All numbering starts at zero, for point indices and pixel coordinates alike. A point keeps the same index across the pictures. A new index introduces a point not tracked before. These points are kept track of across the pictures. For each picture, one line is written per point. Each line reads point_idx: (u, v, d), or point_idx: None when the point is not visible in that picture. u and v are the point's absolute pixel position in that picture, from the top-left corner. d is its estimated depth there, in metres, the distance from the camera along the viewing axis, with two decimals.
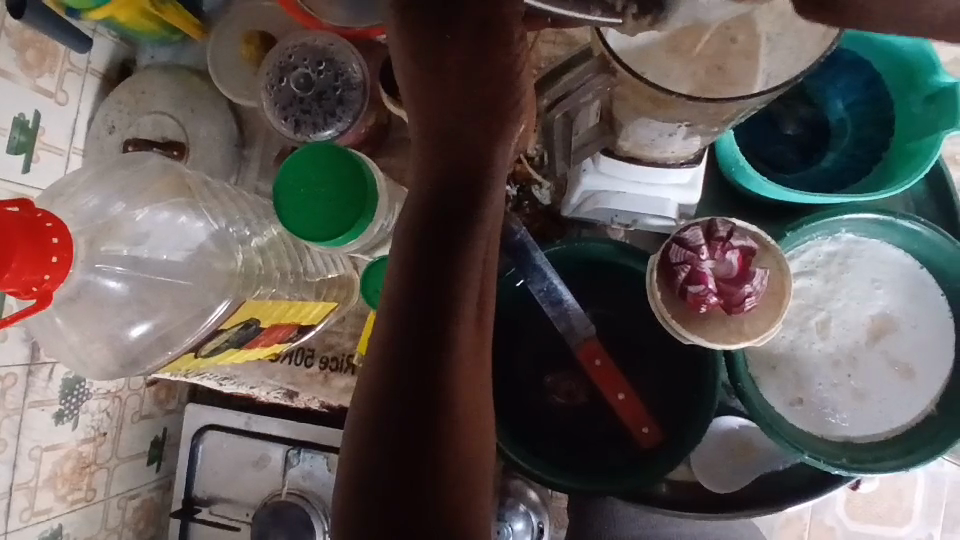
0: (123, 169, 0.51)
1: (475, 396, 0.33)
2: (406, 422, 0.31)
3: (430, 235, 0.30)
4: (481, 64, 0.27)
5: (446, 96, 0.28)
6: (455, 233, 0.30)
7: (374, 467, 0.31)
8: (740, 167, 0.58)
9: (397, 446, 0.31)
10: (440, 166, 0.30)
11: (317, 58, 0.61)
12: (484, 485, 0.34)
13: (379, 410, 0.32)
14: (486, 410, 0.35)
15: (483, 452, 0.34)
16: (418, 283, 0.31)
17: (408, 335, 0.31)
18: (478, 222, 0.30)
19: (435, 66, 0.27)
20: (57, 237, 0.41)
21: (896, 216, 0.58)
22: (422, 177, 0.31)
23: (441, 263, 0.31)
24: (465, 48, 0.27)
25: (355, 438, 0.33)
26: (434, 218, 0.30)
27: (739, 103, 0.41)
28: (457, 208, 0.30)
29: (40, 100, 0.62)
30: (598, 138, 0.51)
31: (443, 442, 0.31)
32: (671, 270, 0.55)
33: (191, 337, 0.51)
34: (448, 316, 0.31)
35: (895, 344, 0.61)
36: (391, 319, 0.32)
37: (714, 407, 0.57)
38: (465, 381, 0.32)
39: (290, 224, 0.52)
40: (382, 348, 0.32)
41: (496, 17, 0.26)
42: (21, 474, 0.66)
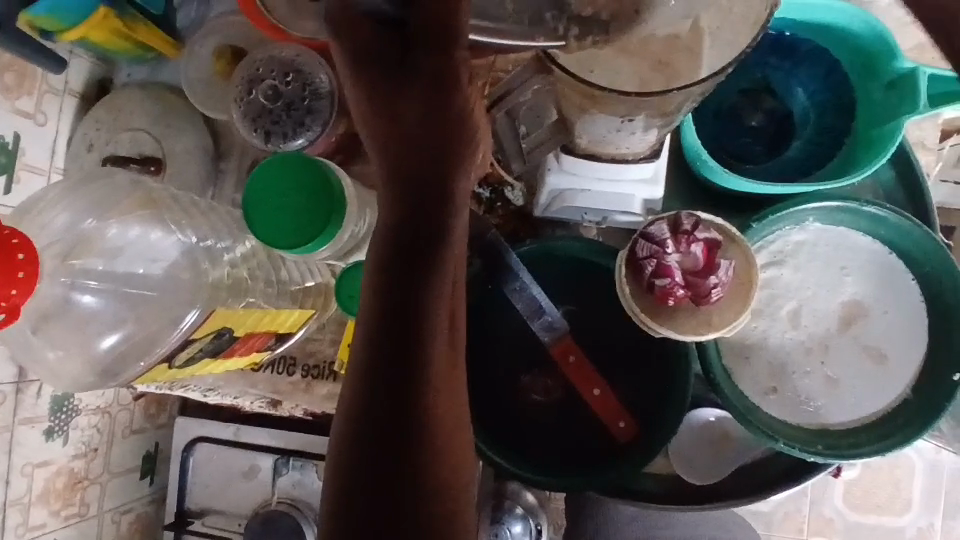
0: (94, 184, 0.52)
1: (450, 404, 0.37)
2: (384, 436, 0.36)
3: (399, 262, 0.34)
4: (439, 106, 0.32)
5: (404, 134, 0.33)
6: (422, 258, 0.34)
7: (357, 476, 0.36)
8: (702, 161, 0.58)
9: (377, 457, 0.36)
10: (401, 192, 0.34)
11: (284, 70, 0.62)
12: (462, 479, 0.38)
13: (361, 411, 0.36)
14: (464, 414, 0.39)
15: (461, 460, 0.38)
16: (390, 306, 0.34)
17: (383, 356, 0.35)
18: (443, 248, 0.34)
19: (393, 104, 0.33)
20: (23, 252, 0.42)
21: (861, 204, 0.58)
22: (388, 201, 0.35)
23: (410, 286, 0.34)
24: (421, 95, 0.32)
25: (338, 449, 0.37)
26: (403, 240, 0.34)
27: (681, 94, 0.41)
28: (422, 233, 0.34)
29: (19, 121, 0.63)
30: (553, 136, 0.52)
31: (418, 455, 0.35)
32: (638, 265, 0.56)
33: (164, 347, 0.51)
34: (421, 340, 0.35)
35: (866, 329, 0.61)
36: (368, 335, 0.35)
37: (687, 399, 0.59)
38: (440, 397, 0.36)
39: (258, 233, 0.53)
40: (360, 366, 0.36)
41: (447, 68, 0.31)
42: (14, 490, 0.67)
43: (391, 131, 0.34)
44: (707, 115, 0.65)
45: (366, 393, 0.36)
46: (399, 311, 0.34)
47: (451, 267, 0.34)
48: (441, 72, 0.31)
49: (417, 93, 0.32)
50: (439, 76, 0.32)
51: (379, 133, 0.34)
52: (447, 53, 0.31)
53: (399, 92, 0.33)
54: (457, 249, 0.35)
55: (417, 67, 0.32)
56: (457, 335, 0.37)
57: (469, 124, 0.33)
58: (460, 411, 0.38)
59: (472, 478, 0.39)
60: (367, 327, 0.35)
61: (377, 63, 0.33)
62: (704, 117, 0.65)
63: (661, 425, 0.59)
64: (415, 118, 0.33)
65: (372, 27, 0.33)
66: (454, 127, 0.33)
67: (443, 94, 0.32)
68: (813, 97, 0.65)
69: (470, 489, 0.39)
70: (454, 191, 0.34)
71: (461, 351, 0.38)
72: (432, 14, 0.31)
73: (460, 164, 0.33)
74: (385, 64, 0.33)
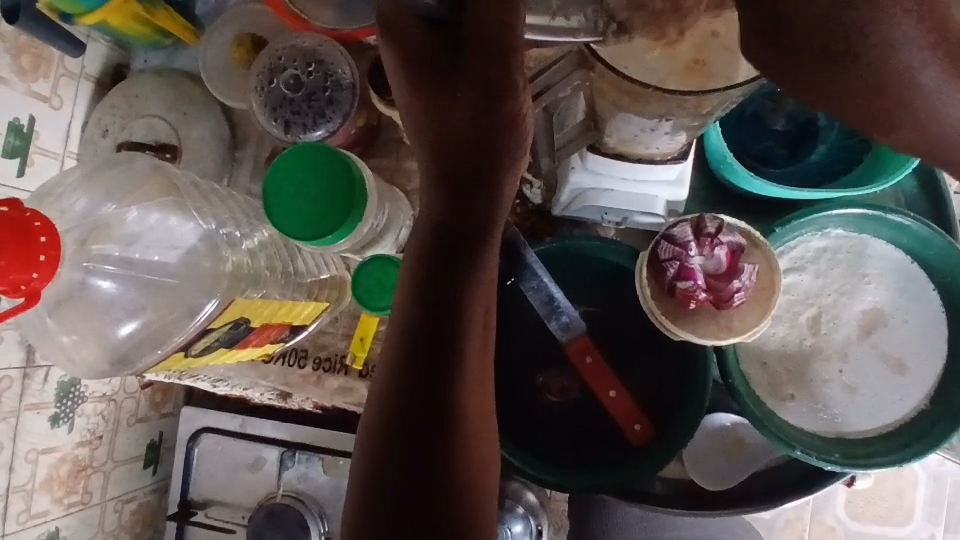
0: (113, 170, 0.52)
1: (480, 402, 0.38)
2: (418, 433, 0.36)
3: (438, 262, 0.35)
4: (488, 113, 0.31)
5: (450, 136, 0.33)
6: (462, 260, 0.35)
7: (389, 473, 0.36)
8: (727, 163, 0.58)
9: (410, 457, 0.36)
10: (443, 195, 0.34)
11: (306, 60, 0.62)
12: (488, 477, 0.39)
13: (394, 407, 0.36)
14: (489, 413, 0.40)
15: (488, 458, 0.39)
16: (429, 305, 0.35)
17: (420, 355, 0.36)
18: (482, 249, 0.35)
19: (441, 107, 0.32)
20: (45, 236, 0.41)
21: (885, 211, 0.58)
22: (429, 201, 0.35)
23: (450, 285, 0.35)
24: (472, 103, 0.31)
25: (369, 445, 0.37)
26: (445, 241, 0.35)
27: (719, 96, 0.41)
28: (464, 236, 0.35)
29: (35, 104, 0.63)
30: (582, 136, 0.51)
31: (450, 457, 0.36)
32: (660, 267, 0.55)
33: (180, 336, 0.50)
34: (457, 339, 0.36)
35: (886, 338, 0.61)
36: (404, 331, 0.36)
37: (704, 405, 0.58)
38: (471, 395, 0.37)
39: (279, 224, 0.52)
40: (394, 363, 0.37)
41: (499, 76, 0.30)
42: (18, 476, 0.66)
43: (437, 134, 0.33)
44: (730, 119, 0.65)
45: (401, 390, 0.36)
46: (437, 308, 0.35)
47: (487, 268, 0.36)
48: (493, 80, 0.30)
49: (468, 101, 0.31)
50: (493, 84, 0.30)
51: (423, 134, 0.34)
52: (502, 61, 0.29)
53: (450, 95, 0.32)
54: (493, 251, 0.36)
55: (468, 72, 0.31)
56: (488, 334, 0.38)
57: (515, 132, 0.32)
58: (487, 410, 0.39)
59: (496, 476, 0.40)
60: (403, 323, 0.36)
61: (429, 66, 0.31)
62: (728, 119, 0.65)
63: (677, 426, 0.59)
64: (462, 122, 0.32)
65: (422, 31, 0.32)
66: (502, 134, 0.32)
67: (496, 101, 0.31)
68: None
69: (493, 492, 0.39)
70: (498, 196, 0.34)
71: (490, 350, 0.40)
72: (489, 22, 0.29)
73: (505, 170, 0.33)
74: (437, 65, 0.32)
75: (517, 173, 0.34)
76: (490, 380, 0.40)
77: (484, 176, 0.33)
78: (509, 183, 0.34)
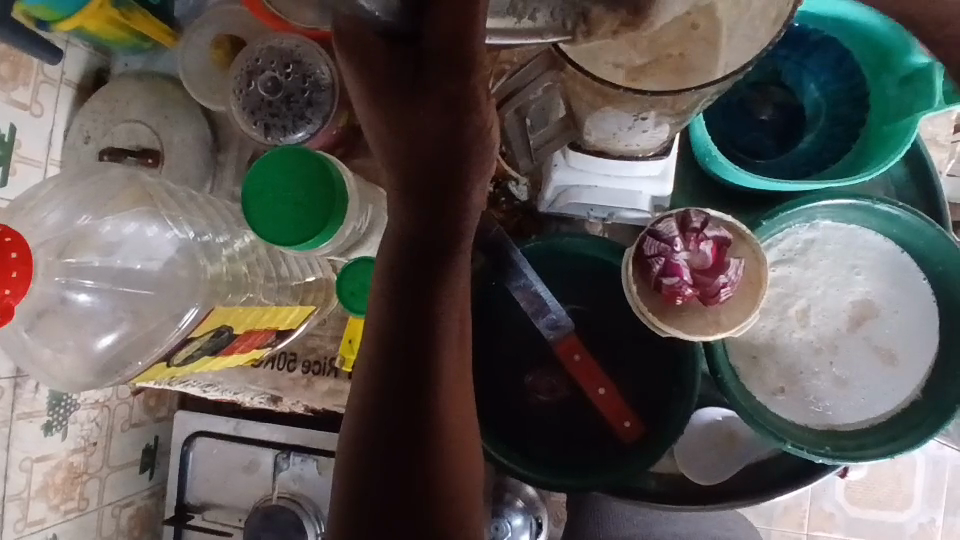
0: (90, 180, 0.51)
1: (460, 404, 0.37)
2: (396, 440, 0.36)
3: (410, 273, 0.34)
4: (454, 127, 0.30)
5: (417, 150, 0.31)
6: (435, 268, 0.34)
7: (369, 479, 0.36)
8: (712, 157, 0.57)
9: (389, 462, 0.36)
10: (413, 207, 0.33)
11: (284, 61, 0.61)
12: (473, 476, 0.38)
13: (372, 414, 0.36)
14: (472, 413, 0.39)
15: (472, 460, 0.38)
16: (403, 310, 0.35)
17: (396, 363, 0.35)
18: (454, 254, 0.34)
19: (406, 122, 0.31)
20: (17, 251, 0.41)
21: (874, 201, 0.57)
22: (398, 210, 0.34)
23: (423, 292, 0.34)
24: (438, 119, 0.30)
25: (349, 452, 0.37)
26: (414, 251, 0.34)
27: (696, 93, 0.40)
28: (433, 246, 0.33)
29: (14, 113, 0.62)
30: (561, 134, 0.51)
31: (430, 465, 0.36)
32: (646, 263, 0.55)
33: (162, 346, 0.50)
34: (432, 344, 0.35)
35: (877, 330, 0.60)
36: (380, 337, 0.36)
37: (694, 399, 0.57)
38: (452, 400, 0.37)
39: (260, 231, 0.51)
40: (371, 370, 0.36)
41: (461, 94, 0.29)
42: (12, 485, 0.66)
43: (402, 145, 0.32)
44: (716, 110, 0.64)
45: (378, 397, 0.36)
46: (410, 315, 0.35)
47: (460, 273, 0.35)
48: (457, 94, 0.29)
49: (434, 116, 0.30)
50: (454, 102, 0.29)
51: (389, 144, 0.32)
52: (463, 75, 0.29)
53: (415, 110, 0.30)
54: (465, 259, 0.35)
55: (430, 86, 0.29)
56: (466, 336, 0.38)
57: (484, 145, 0.31)
58: (469, 410, 0.39)
59: (481, 473, 0.40)
60: (379, 330, 0.36)
61: (392, 85, 0.31)
62: (714, 111, 0.64)
63: (665, 425, 0.58)
64: (429, 136, 0.31)
65: (382, 45, 0.30)
66: (470, 146, 0.31)
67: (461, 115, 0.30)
68: (824, 89, 0.64)
69: (478, 491, 0.39)
70: (468, 204, 0.32)
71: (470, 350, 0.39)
72: (451, 33, 0.28)
73: (475, 180, 0.32)
74: (397, 77, 0.30)
75: (487, 179, 0.33)
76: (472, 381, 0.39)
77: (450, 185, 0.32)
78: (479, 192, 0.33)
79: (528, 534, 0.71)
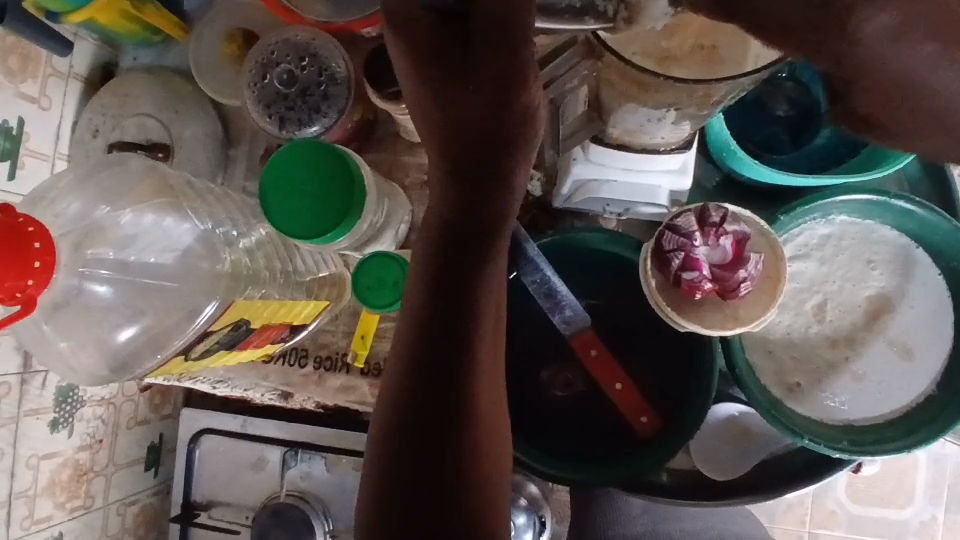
0: (106, 171, 0.51)
1: (491, 393, 0.37)
2: (427, 434, 0.36)
3: (449, 255, 0.35)
4: (503, 109, 0.30)
5: (462, 133, 0.31)
6: (472, 253, 0.34)
7: (400, 466, 0.36)
8: (730, 152, 0.57)
9: (421, 449, 0.36)
10: (455, 191, 0.33)
11: (299, 54, 0.60)
12: (502, 467, 0.38)
13: (405, 401, 0.36)
14: (502, 404, 0.39)
15: (501, 450, 0.38)
16: (440, 294, 0.35)
17: (431, 350, 0.35)
18: (491, 240, 0.35)
19: (452, 105, 0.30)
20: (40, 241, 0.40)
21: (890, 197, 0.57)
22: (438, 192, 0.34)
23: (463, 277, 0.35)
24: (487, 101, 0.29)
25: (378, 442, 0.37)
26: (453, 235, 0.34)
27: (730, 84, 0.40)
28: (474, 230, 0.34)
29: (24, 106, 0.61)
30: (586, 126, 0.50)
31: (462, 453, 0.36)
32: (664, 257, 0.54)
33: (180, 340, 0.50)
34: (469, 332, 0.35)
35: (892, 324, 0.60)
36: (415, 323, 0.36)
37: (712, 393, 0.57)
38: (482, 391, 0.36)
39: (279, 223, 0.51)
40: (405, 357, 0.36)
41: (514, 73, 0.28)
42: (19, 482, 0.65)
43: (446, 131, 0.31)
44: (733, 109, 0.64)
45: (412, 383, 0.36)
46: (449, 300, 0.35)
47: (500, 262, 0.36)
48: (508, 75, 0.28)
49: (483, 98, 0.29)
50: (505, 81, 0.28)
51: (432, 129, 0.32)
52: (515, 52, 0.27)
53: (460, 94, 0.30)
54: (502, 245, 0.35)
55: (479, 66, 0.28)
56: (499, 323, 0.38)
57: (529, 126, 0.31)
58: (499, 401, 0.39)
59: (509, 464, 0.40)
60: (414, 315, 0.36)
61: (438, 65, 0.29)
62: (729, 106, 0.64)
63: (686, 414, 0.58)
64: (478, 119, 0.30)
65: (428, 22, 0.29)
66: (517, 127, 0.30)
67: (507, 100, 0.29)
68: None
69: (505, 483, 0.39)
70: (512, 189, 0.33)
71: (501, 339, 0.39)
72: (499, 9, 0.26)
73: (519, 160, 0.32)
74: (444, 54, 0.29)
75: (530, 159, 0.33)
76: (502, 371, 0.39)
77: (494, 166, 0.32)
78: (521, 179, 0.33)
79: (529, 534, 0.71)
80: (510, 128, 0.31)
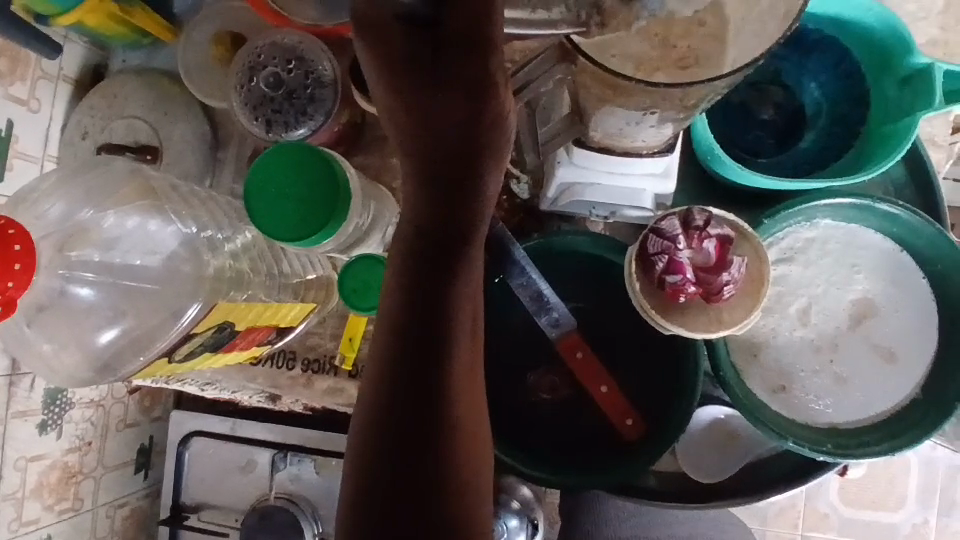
0: (91, 174, 0.51)
1: (470, 398, 0.37)
2: (405, 438, 0.36)
3: (424, 263, 0.34)
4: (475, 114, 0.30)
5: (434, 138, 0.31)
6: (449, 260, 0.34)
7: (378, 471, 0.36)
8: (714, 155, 0.57)
9: (399, 454, 0.36)
10: (428, 197, 0.33)
11: (286, 57, 0.61)
12: (482, 468, 0.39)
13: (383, 406, 0.36)
14: (482, 407, 0.39)
15: (481, 452, 0.38)
16: (416, 301, 0.35)
17: (407, 356, 0.35)
18: (467, 246, 0.34)
19: (425, 110, 0.30)
20: (20, 243, 0.40)
21: (875, 200, 0.57)
22: (412, 198, 0.33)
23: (438, 284, 0.34)
24: (458, 105, 0.29)
25: (357, 447, 0.37)
26: (427, 241, 0.34)
27: (706, 87, 0.40)
28: (448, 237, 0.33)
29: (12, 108, 0.62)
30: (567, 129, 0.50)
31: (440, 457, 0.36)
32: (648, 261, 0.55)
33: (163, 342, 0.50)
34: (445, 338, 0.35)
35: (877, 328, 0.61)
36: (392, 329, 0.35)
37: (695, 398, 0.57)
38: (461, 395, 0.36)
39: (263, 226, 0.51)
40: (382, 362, 0.36)
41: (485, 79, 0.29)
42: (6, 484, 0.65)
43: (419, 135, 0.31)
44: (717, 111, 0.64)
45: (389, 388, 0.36)
46: (424, 307, 0.35)
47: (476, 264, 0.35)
48: (480, 80, 0.29)
49: (454, 102, 0.29)
50: (477, 86, 0.29)
51: (405, 136, 0.32)
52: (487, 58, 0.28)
53: (432, 99, 0.30)
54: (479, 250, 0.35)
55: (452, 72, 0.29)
56: (478, 327, 0.37)
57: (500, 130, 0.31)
58: (479, 404, 0.39)
59: (490, 466, 0.40)
60: (391, 321, 0.36)
61: (411, 73, 0.29)
62: (715, 110, 0.65)
63: (668, 421, 0.58)
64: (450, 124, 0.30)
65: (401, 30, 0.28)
66: (489, 130, 0.30)
67: (479, 106, 0.30)
68: (823, 89, 0.65)
69: (487, 486, 0.39)
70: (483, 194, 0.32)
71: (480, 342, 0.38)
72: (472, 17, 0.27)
73: (491, 164, 0.32)
74: (416, 60, 0.29)
75: (503, 162, 0.32)
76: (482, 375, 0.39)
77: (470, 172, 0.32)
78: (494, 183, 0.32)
79: (523, 536, 0.71)
80: (482, 132, 0.30)
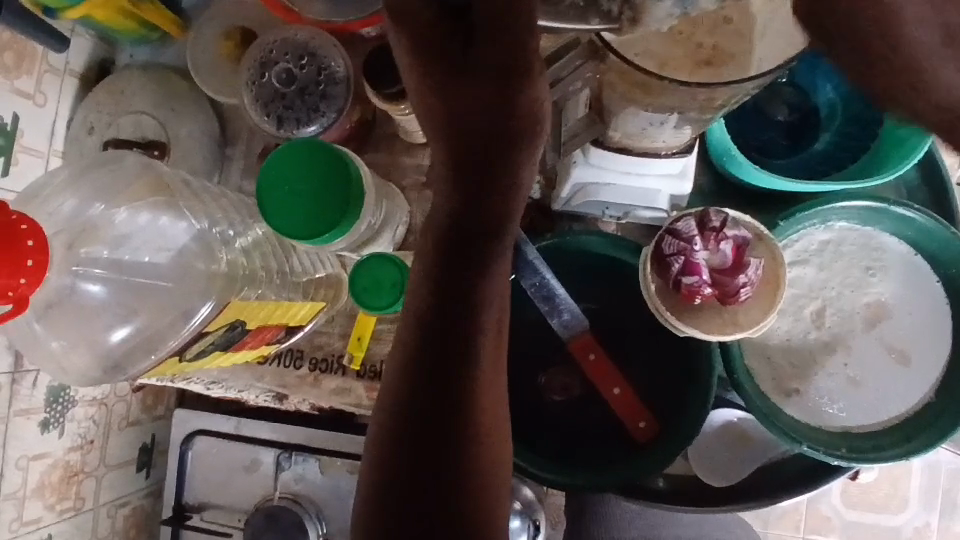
0: (102, 170, 0.50)
1: (491, 393, 0.37)
2: (427, 431, 0.36)
3: (449, 256, 0.34)
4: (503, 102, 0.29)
5: (462, 126, 0.31)
6: (474, 254, 0.34)
7: (397, 463, 0.36)
8: (730, 156, 0.57)
9: (419, 447, 0.36)
10: (455, 188, 0.32)
11: (298, 53, 0.60)
12: (503, 465, 0.38)
13: (405, 398, 0.36)
14: (504, 403, 0.39)
15: (502, 449, 0.38)
16: (439, 294, 0.34)
17: (429, 348, 0.35)
18: (494, 240, 0.34)
19: (451, 96, 0.30)
20: (33, 239, 0.39)
21: (889, 204, 0.57)
22: (441, 188, 0.33)
23: (462, 277, 0.34)
24: (484, 93, 0.29)
25: (379, 437, 0.37)
26: (452, 233, 0.33)
27: (734, 87, 0.40)
28: (472, 230, 0.33)
29: (18, 102, 0.61)
30: (587, 129, 0.49)
31: (460, 452, 0.36)
32: (664, 262, 0.54)
33: (175, 340, 0.49)
34: (468, 332, 0.35)
35: (891, 330, 0.60)
36: (416, 321, 0.35)
37: (709, 402, 0.56)
38: (484, 391, 0.36)
39: (276, 222, 0.50)
40: (406, 354, 0.36)
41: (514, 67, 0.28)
42: (8, 484, 0.65)
43: (448, 123, 0.31)
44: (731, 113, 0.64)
45: (412, 380, 0.36)
46: (448, 300, 0.34)
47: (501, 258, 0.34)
48: (509, 68, 0.28)
49: (480, 89, 0.29)
50: (506, 75, 0.28)
51: (435, 124, 0.32)
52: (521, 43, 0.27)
53: (459, 85, 0.29)
54: (506, 243, 0.34)
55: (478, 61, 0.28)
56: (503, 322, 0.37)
57: (531, 121, 0.30)
58: (501, 401, 0.38)
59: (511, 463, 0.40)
60: (416, 313, 0.36)
61: (439, 61, 0.29)
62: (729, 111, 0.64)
63: (681, 423, 0.57)
64: (479, 112, 0.30)
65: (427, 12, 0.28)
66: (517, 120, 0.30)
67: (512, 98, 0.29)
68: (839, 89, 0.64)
69: (506, 483, 0.39)
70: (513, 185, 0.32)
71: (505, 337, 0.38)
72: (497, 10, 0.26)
73: (521, 156, 0.31)
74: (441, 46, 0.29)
75: (533, 153, 0.32)
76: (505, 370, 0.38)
77: (496, 162, 0.31)
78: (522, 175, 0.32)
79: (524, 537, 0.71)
80: (510, 122, 0.30)
